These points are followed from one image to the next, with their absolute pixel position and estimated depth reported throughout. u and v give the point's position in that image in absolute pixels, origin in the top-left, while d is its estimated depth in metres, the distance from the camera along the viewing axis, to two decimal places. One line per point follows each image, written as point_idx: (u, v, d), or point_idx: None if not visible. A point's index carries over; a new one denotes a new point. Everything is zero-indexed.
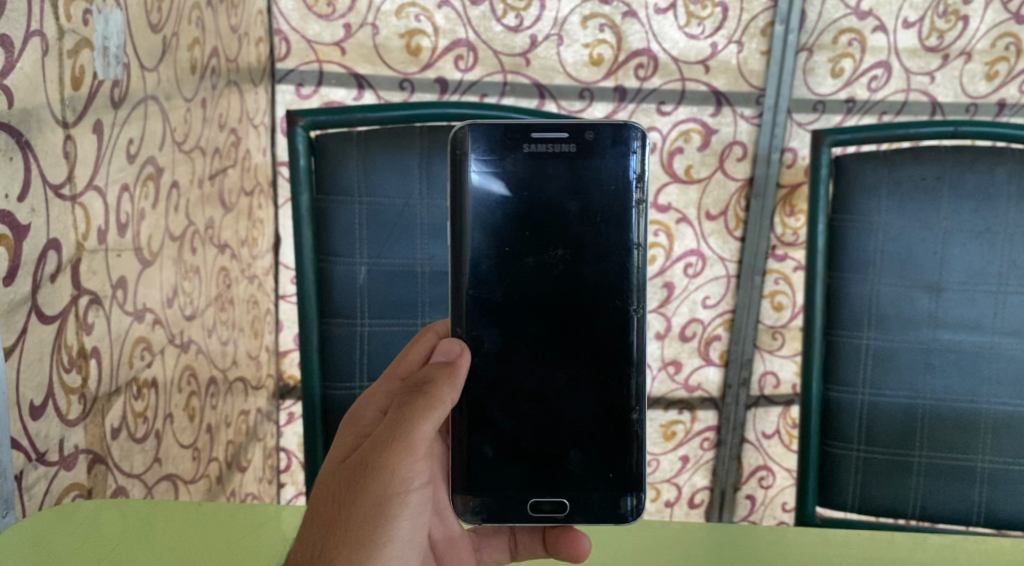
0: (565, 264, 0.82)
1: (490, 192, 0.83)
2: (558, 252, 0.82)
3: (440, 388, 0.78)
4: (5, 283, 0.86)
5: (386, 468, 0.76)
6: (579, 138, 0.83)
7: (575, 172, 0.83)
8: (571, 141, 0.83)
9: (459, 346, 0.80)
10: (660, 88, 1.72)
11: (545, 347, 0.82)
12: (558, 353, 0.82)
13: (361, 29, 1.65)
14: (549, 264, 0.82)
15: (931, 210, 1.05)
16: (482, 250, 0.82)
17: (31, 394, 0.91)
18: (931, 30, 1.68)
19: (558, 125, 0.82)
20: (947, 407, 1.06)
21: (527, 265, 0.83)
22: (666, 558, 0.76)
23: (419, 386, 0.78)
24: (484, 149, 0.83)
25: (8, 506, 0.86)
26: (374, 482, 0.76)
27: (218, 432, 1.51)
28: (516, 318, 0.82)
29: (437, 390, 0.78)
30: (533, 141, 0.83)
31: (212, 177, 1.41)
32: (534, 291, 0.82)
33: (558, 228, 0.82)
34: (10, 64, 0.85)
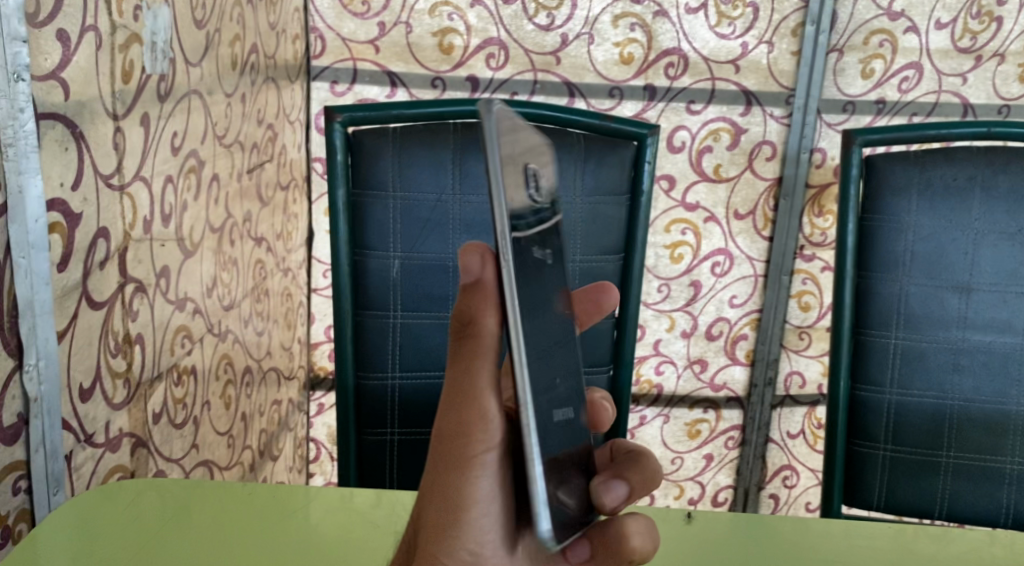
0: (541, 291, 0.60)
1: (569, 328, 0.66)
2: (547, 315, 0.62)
3: (478, 311, 0.59)
4: (60, 269, 0.89)
5: (453, 440, 0.60)
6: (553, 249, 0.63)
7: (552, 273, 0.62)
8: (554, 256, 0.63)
9: (479, 259, 0.58)
10: (690, 87, 1.73)
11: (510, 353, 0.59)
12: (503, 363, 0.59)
13: (395, 27, 1.67)
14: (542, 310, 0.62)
15: (962, 210, 1.06)
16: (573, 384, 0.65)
17: (81, 377, 0.94)
18: (964, 31, 1.68)
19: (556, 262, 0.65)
20: (976, 408, 1.07)
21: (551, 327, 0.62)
22: (680, 546, 0.77)
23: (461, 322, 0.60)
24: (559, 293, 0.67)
25: (58, 485, 0.91)
26: (452, 453, 0.60)
27: (252, 421, 1.55)
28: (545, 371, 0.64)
29: (482, 321, 0.59)
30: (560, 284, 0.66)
31: (250, 171, 1.44)
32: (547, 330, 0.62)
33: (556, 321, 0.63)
34: (67, 58, 0.88)
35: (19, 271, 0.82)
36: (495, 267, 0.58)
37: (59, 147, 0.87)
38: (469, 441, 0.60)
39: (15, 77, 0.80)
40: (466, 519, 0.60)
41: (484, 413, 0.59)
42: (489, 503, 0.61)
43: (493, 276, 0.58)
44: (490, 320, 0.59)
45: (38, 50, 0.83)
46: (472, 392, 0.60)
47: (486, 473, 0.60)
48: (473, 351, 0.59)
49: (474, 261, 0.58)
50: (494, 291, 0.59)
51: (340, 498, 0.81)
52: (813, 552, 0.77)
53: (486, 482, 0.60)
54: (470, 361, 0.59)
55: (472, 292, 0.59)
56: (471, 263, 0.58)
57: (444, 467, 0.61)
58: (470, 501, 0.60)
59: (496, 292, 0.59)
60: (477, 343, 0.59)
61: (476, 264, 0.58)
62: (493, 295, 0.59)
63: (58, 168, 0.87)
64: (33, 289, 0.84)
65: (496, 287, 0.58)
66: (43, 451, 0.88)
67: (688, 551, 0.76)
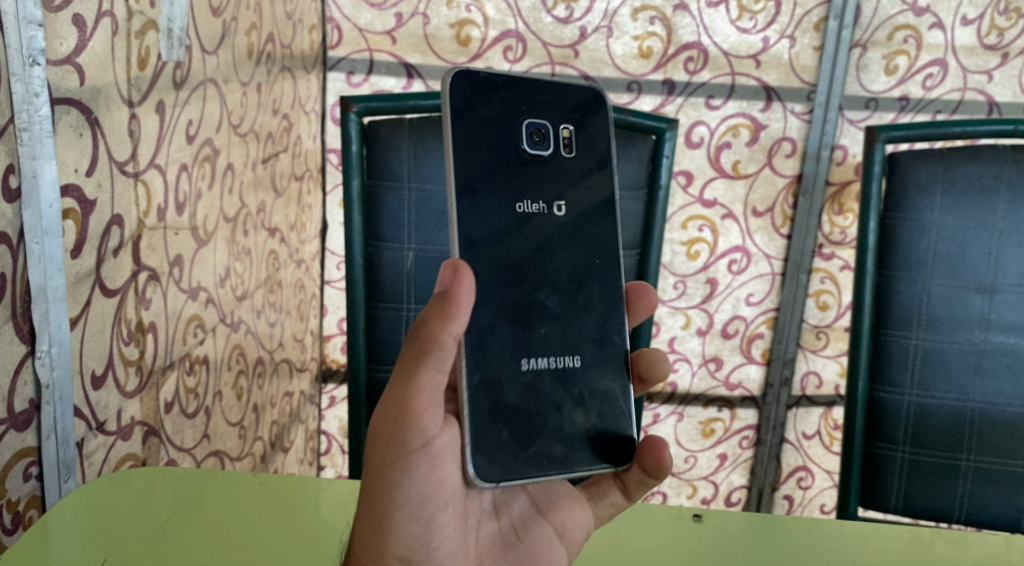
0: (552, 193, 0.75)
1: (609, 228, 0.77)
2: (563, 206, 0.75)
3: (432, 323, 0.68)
4: (73, 255, 0.88)
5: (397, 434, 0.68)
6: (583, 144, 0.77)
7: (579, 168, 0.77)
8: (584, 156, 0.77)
9: (451, 269, 0.68)
10: (709, 82, 1.71)
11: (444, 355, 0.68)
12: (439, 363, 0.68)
13: (412, 18, 1.66)
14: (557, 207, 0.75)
15: (988, 210, 1.04)
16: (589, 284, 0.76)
17: (93, 364, 0.93)
18: (991, 28, 1.65)
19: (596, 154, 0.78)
20: (997, 411, 1.05)
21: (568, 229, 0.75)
22: (691, 558, 0.74)
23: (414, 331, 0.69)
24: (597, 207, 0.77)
25: (69, 472, 0.91)
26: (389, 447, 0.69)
27: (264, 412, 1.55)
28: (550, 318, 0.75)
29: (433, 330, 0.67)
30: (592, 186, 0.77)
31: (265, 161, 1.44)
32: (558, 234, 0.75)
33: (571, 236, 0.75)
34: (83, 43, 0.87)
35: (33, 256, 0.82)
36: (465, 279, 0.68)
37: (73, 133, 0.86)
38: (404, 433, 0.68)
39: (31, 61, 0.79)
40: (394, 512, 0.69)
41: (416, 410, 0.68)
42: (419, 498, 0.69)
43: (458, 292, 0.68)
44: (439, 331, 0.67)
45: (53, 35, 0.82)
46: (413, 386, 0.68)
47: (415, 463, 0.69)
48: (418, 353, 0.68)
49: (447, 275, 0.68)
50: (463, 308, 0.68)
51: (348, 494, 0.80)
52: (830, 553, 0.75)
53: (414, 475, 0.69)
54: (414, 361, 0.68)
55: (439, 302, 0.68)
56: (445, 277, 0.68)
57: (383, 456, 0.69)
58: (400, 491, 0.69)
59: (464, 303, 0.68)
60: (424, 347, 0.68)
61: (449, 275, 0.68)
62: (455, 309, 0.68)
63: (72, 154, 0.86)
64: (46, 275, 0.83)
65: (461, 298, 0.68)
66: (55, 438, 0.87)
67: (700, 553, 0.75)
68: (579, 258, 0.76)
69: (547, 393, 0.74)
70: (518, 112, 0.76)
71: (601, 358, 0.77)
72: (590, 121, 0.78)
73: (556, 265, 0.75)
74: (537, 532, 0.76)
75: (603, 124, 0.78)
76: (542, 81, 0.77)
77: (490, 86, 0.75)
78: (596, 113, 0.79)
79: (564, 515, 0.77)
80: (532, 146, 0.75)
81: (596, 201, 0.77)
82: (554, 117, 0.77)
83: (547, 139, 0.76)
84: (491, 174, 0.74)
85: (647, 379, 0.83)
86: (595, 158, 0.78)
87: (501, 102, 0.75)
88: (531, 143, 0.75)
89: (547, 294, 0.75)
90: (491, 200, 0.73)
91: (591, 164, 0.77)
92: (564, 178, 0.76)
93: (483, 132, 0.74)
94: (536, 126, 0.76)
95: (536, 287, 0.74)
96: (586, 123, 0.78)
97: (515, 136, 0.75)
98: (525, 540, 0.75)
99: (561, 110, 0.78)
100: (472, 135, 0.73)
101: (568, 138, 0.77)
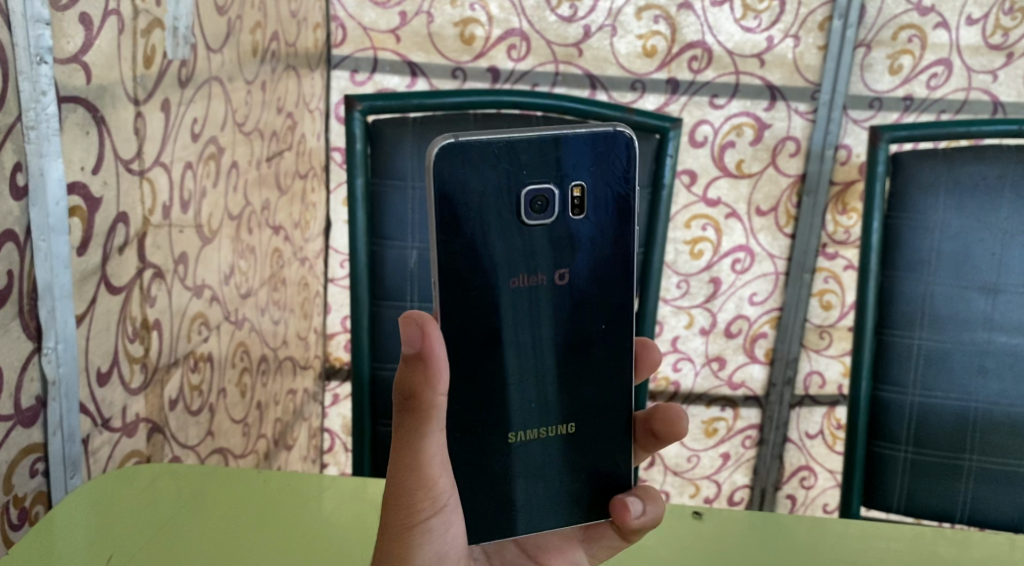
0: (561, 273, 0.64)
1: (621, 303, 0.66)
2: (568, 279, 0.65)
3: (417, 391, 0.59)
4: (79, 253, 0.88)
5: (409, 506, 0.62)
6: (600, 210, 0.65)
7: (595, 237, 0.65)
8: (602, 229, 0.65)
9: (418, 328, 0.59)
10: (714, 81, 1.71)
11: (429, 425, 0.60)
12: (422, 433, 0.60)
13: (417, 17, 1.67)
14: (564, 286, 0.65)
15: (992, 210, 1.03)
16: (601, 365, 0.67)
17: (98, 361, 0.94)
18: (996, 27, 1.65)
19: (617, 221, 0.65)
20: (1001, 412, 1.04)
21: (573, 307, 0.65)
22: (691, 557, 0.74)
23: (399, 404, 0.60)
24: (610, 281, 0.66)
25: (75, 469, 0.91)
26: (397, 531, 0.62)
27: (268, 410, 1.55)
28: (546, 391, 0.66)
29: (422, 400, 0.59)
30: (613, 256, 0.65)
31: (269, 160, 1.44)
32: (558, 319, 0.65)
33: (579, 312, 0.66)
34: (90, 41, 0.87)
35: (39, 254, 0.82)
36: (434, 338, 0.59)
37: (79, 131, 0.86)
38: (418, 501, 0.62)
39: (38, 59, 0.79)
40: None
41: (430, 480, 0.61)
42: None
43: (432, 350, 0.59)
44: (433, 397, 0.59)
45: (60, 34, 0.82)
46: (418, 468, 0.61)
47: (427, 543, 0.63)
48: (421, 422, 0.60)
49: (414, 335, 0.59)
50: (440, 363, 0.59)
51: (352, 494, 0.79)
52: (832, 553, 0.75)
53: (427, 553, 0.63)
54: (417, 431, 0.60)
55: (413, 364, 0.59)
56: (411, 337, 0.59)
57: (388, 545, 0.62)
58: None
59: (444, 361, 0.59)
60: (416, 419, 0.60)
61: (416, 336, 0.59)
62: (434, 372, 0.59)
63: (79, 152, 0.86)
64: (52, 273, 0.84)
65: (441, 359, 0.59)
66: (60, 434, 0.88)
67: (702, 552, 0.75)
68: (582, 333, 0.66)
69: (543, 463, 0.67)
70: (515, 175, 0.63)
71: (605, 424, 0.68)
72: (608, 174, 0.64)
73: (554, 345, 0.65)
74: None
75: (630, 175, 0.65)
76: (547, 136, 0.63)
77: (481, 155, 0.62)
78: (620, 166, 0.64)
79: (558, 560, 0.76)
80: (533, 216, 0.63)
81: (607, 265, 0.65)
82: (561, 176, 0.64)
83: (551, 204, 0.63)
84: (478, 252, 0.62)
85: (662, 437, 0.77)
86: (610, 219, 0.65)
87: (496, 169, 0.62)
88: (528, 214, 0.63)
89: (548, 371, 0.66)
90: (478, 276, 0.63)
91: (608, 223, 0.65)
92: (568, 246, 0.64)
93: (474, 210, 0.62)
94: (541, 188, 0.63)
95: (530, 360, 0.65)
96: (603, 180, 0.64)
97: (511, 207, 0.63)
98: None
99: (575, 157, 0.64)
100: (461, 208, 0.62)
101: (580, 197, 0.64)
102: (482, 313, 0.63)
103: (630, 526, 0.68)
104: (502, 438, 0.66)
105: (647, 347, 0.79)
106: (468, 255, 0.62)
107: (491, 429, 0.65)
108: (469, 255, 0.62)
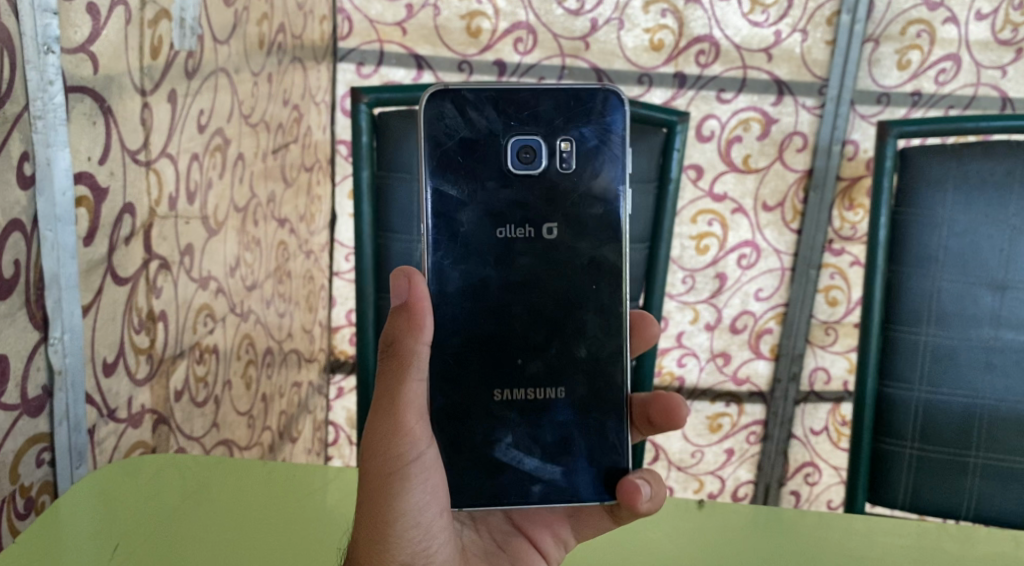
0: (549, 235, 0.75)
1: (603, 256, 0.75)
2: (553, 229, 0.75)
3: (401, 333, 0.70)
4: (85, 244, 0.88)
5: (385, 451, 0.71)
6: (580, 166, 0.75)
7: (578, 195, 0.75)
8: (586, 183, 0.75)
9: (405, 281, 0.71)
10: (721, 75, 1.70)
11: (412, 364, 0.71)
12: (406, 370, 0.71)
13: (423, 10, 1.66)
14: (551, 244, 0.75)
15: (1000, 207, 1.03)
16: (589, 316, 0.75)
17: (104, 352, 0.94)
18: (1005, 23, 1.64)
19: (600, 179, 0.75)
20: (1006, 408, 1.04)
21: (556, 265, 0.75)
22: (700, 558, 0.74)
23: (388, 347, 0.71)
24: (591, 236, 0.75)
25: (81, 458, 0.91)
26: (380, 466, 0.71)
27: (273, 402, 1.56)
28: (534, 337, 0.74)
29: (403, 342, 0.70)
30: (594, 208, 0.75)
31: (275, 152, 1.44)
32: (543, 276, 0.75)
33: (567, 267, 0.75)
34: (96, 31, 0.87)
35: (46, 244, 0.82)
36: (418, 287, 0.71)
37: (86, 121, 0.86)
38: (397, 445, 0.71)
39: (45, 48, 0.79)
40: (393, 528, 0.71)
41: (405, 427, 0.71)
42: (418, 507, 0.72)
43: (416, 298, 0.71)
44: (414, 342, 0.70)
45: (67, 23, 0.82)
46: (400, 402, 0.71)
47: (409, 481, 0.71)
48: (401, 369, 0.71)
49: (403, 285, 0.71)
50: (423, 310, 0.71)
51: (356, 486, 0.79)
52: (839, 550, 0.75)
53: (408, 491, 0.71)
54: (399, 376, 0.71)
55: (401, 313, 0.71)
56: (400, 288, 0.71)
57: (376, 478, 0.72)
58: (395, 509, 0.71)
59: (427, 309, 0.71)
60: (400, 360, 0.71)
61: (403, 287, 0.71)
62: (415, 315, 0.70)
63: (86, 142, 0.86)
64: (59, 263, 0.84)
65: (423, 306, 0.71)
66: (66, 424, 0.88)
67: (709, 544, 0.75)
68: (567, 287, 0.75)
69: (525, 419, 0.74)
70: (504, 129, 0.75)
71: (592, 386, 0.75)
72: (591, 128, 0.75)
73: (540, 290, 0.74)
74: (518, 545, 0.80)
75: (613, 135, 0.75)
76: (536, 93, 0.75)
77: (474, 108, 0.75)
78: (602, 125, 0.75)
79: (544, 532, 0.79)
80: (519, 165, 0.75)
81: (591, 226, 0.75)
82: (547, 132, 0.75)
83: (538, 155, 0.75)
84: (470, 200, 0.74)
85: (657, 424, 0.82)
86: (593, 173, 0.75)
87: (486, 122, 0.75)
88: (516, 163, 0.75)
89: (536, 317, 0.74)
90: (469, 230, 0.74)
91: (592, 178, 0.75)
92: (556, 198, 0.75)
93: (461, 158, 0.75)
94: (526, 144, 0.75)
95: (516, 313, 0.74)
96: (587, 135, 0.75)
97: (500, 156, 0.75)
98: (507, 550, 0.80)
99: (563, 117, 0.76)
100: (449, 154, 0.75)
101: (565, 153, 0.75)
102: (474, 266, 0.74)
103: (639, 509, 0.72)
104: (485, 394, 0.74)
105: (644, 323, 0.88)
106: (460, 204, 0.74)
107: (476, 382, 0.74)
108: (461, 202, 0.74)
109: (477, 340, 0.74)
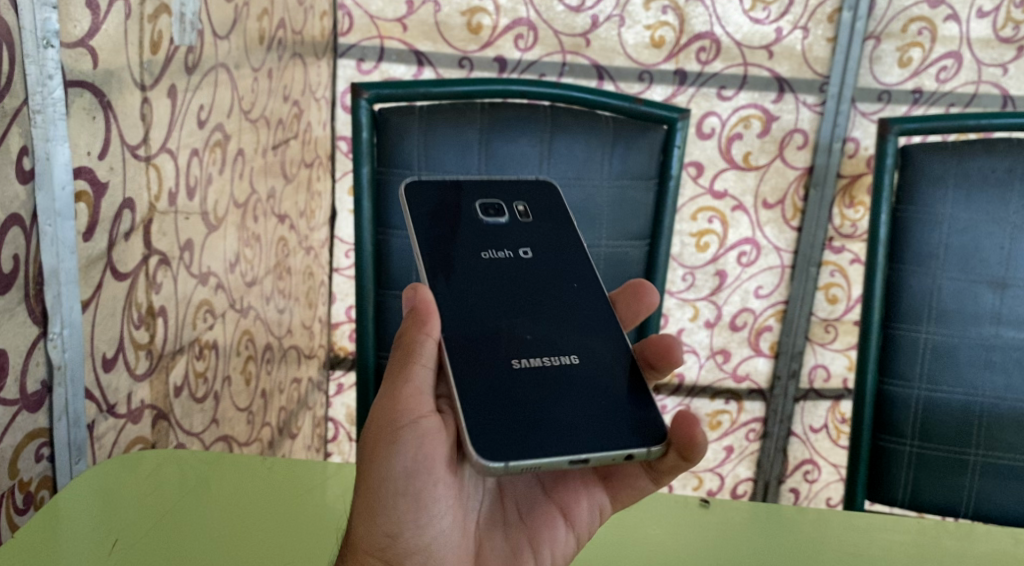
0: (529, 259, 0.77)
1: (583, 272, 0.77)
2: (529, 253, 0.78)
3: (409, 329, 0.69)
4: (85, 239, 0.88)
5: (382, 427, 0.67)
6: (540, 216, 0.81)
7: (545, 237, 0.79)
8: (548, 228, 0.80)
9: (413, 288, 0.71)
10: (721, 72, 1.70)
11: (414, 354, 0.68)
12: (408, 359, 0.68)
13: (423, 6, 1.66)
14: (531, 265, 0.77)
15: (1000, 204, 1.03)
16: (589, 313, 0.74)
17: (104, 347, 0.94)
18: (1006, 20, 1.64)
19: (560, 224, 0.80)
20: (1006, 407, 1.04)
21: (543, 279, 0.76)
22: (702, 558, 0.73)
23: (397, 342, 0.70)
24: (567, 258, 0.78)
25: (80, 454, 0.91)
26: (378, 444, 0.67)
27: (273, 398, 1.56)
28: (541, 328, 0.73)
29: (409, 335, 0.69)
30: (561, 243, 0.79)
31: (275, 148, 1.43)
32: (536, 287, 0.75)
33: (554, 280, 0.76)
34: (96, 26, 0.87)
35: (45, 239, 0.82)
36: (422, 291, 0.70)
37: (86, 116, 0.86)
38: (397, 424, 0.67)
39: (44, 42, 0.79)
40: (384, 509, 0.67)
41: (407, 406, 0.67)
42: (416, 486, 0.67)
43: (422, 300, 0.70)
44: (417, 337, 0.68)
45: (66, 17, 0.82)
46: (403, 387, 0.68)
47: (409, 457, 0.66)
48: (404, 358, 0.68)
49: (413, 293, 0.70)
50: (429, 309, 0.69)
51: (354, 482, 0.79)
52: (837, 546, 0.75)
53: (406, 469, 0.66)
54: (404, 364, 0.68)
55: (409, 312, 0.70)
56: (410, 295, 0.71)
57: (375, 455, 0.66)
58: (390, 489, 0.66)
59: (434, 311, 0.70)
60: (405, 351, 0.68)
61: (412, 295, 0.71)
62: (421, 314, 0.69)
63: (85, 137, 0.86)
64: (58, 258, 0.84)
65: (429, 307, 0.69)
66: (65, 419, 0.88)
67: (704, 542, 0.75)
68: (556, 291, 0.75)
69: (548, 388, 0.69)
70: (469, 193, 0.81)
71: (609, 363, 0.71)
72: (542, 191, 0.83)
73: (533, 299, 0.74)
74: (544, 516, 0.73)
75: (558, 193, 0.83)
76: None
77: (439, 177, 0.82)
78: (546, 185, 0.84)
79: (574, 500, 0.73)
80: (488, 218, 0.80)
81: (563, 255, 0.78)
82: (506, 196, 0.82)
83: (501, 211, 0.80)
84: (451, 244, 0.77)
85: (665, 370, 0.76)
86: (553, 223, 0.81)
87: (450, 194, 0.81)
88: (485, 217, 0.80)
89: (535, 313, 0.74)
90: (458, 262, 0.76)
91: (553, 224, 0.80)
92: (526, 237, 0.79)
93: (436, 222, 0.79)
94: (490, 203, 0.81)
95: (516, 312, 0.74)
96: (538, 194, 0.83)
97: (468, 217, 0.80)
98: (530, 522, 0.73)
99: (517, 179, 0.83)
100: (424, 221, 0.79)
101: (524, 208, 0.81)
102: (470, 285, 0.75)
103: (698, 441, 0.67)
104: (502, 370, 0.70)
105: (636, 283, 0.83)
106: (442, 249, 0.77)
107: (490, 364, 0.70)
108: (442, 247, 0.77)
109: (482, 330, 0.72)
